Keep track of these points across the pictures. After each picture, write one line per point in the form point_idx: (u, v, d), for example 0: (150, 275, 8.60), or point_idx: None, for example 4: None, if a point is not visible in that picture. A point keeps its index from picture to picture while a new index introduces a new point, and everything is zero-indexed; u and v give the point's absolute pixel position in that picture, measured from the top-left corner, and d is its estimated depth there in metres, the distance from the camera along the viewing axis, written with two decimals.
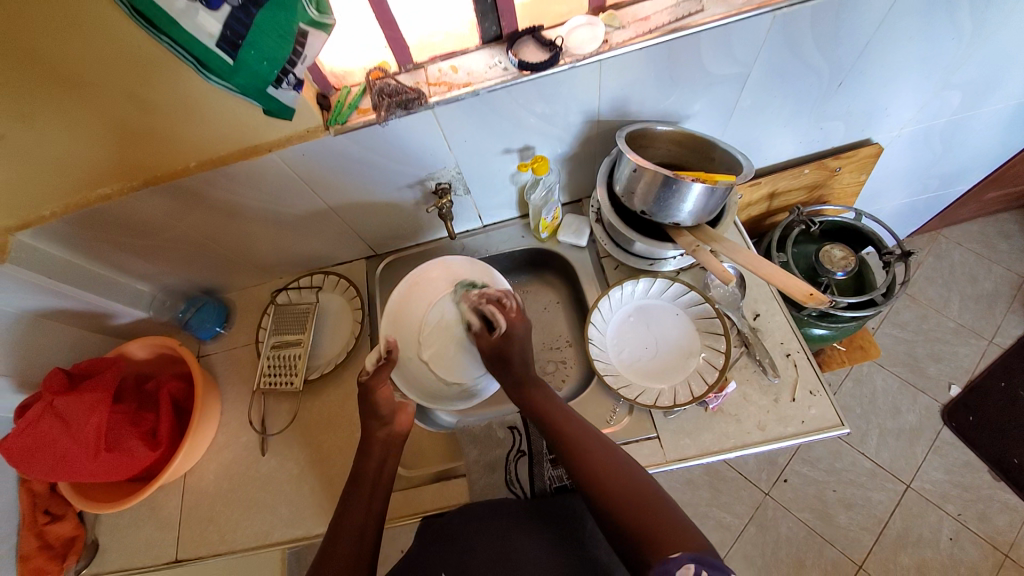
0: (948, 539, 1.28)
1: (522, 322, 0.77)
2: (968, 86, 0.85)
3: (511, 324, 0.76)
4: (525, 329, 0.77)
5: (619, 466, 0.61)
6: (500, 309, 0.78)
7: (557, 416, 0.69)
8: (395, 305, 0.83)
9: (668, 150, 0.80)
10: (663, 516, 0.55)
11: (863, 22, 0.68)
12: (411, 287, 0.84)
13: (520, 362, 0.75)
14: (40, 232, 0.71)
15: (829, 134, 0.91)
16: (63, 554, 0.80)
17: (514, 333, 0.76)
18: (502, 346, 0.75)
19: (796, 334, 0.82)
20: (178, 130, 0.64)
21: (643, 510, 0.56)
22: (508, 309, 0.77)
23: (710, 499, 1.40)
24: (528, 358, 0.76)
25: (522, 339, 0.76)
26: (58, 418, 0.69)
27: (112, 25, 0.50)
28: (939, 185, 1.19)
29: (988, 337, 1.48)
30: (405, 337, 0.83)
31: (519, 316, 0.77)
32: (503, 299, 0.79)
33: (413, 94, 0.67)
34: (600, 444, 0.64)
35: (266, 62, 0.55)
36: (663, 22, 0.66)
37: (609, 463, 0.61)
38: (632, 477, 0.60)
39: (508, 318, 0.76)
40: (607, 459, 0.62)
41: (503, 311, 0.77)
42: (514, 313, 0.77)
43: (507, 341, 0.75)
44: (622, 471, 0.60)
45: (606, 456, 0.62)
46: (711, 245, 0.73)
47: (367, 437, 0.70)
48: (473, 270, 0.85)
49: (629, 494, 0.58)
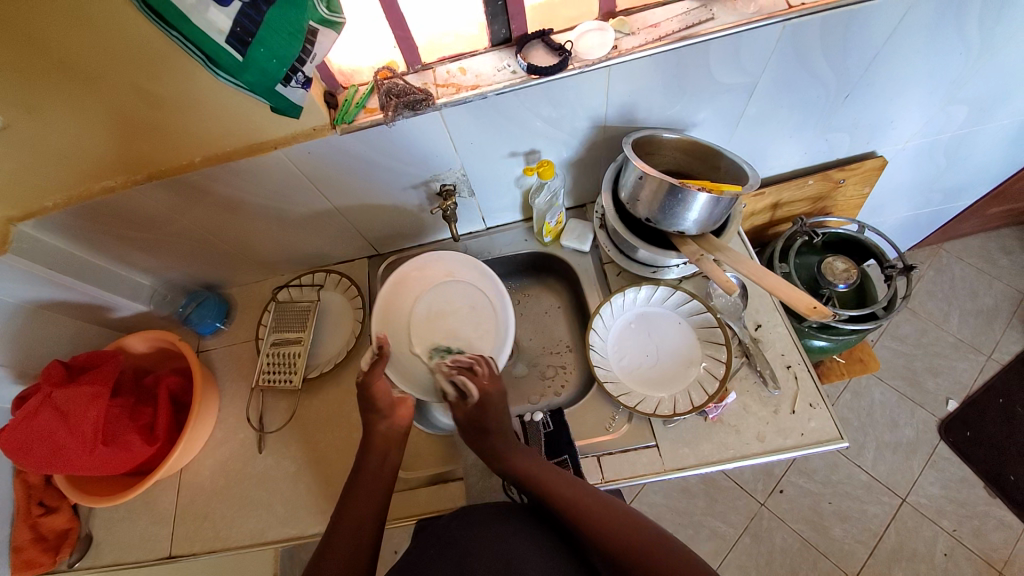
0: (943, 554, 1.28)
1: (497, 391, 0.73)
2: (974, 102, 0.85)
3: (483, 394, 0.72)
4: (501, 396, 0.73)
5: (624, 520, 0.61)
6: (471, 377, 0.74)
7: (549, 476, 0.66)
8: (382, 301, 0.82)
9: (674, 157, 0.79)
10: (679, 573, 0.55)
11: (872, 35, 0.68)
12: (399, 282, 0.85)
13: (497, 429, 0.70)
14: (42, 223, 0.71)
15: (834, 146, 0.91)
16: (57, 547, 0.80)
17: (489, 400, 0.72)
18: (478, 415, 0.71)
19: (797, 346, 0.82)
20: (184, 125, 0.64)
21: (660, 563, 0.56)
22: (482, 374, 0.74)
23: (705, 507, 1.40)
24: (506, 427, 0.71)
25: (499, 408, 0.72)
26: (55, 410, 0.69)
27: (121, 18, 0.50)
28: (942, 200, 1.19)
29: (987, 352, 1.48)
30: (395, 332, 0.83)
31: (494, 382, 0.73)
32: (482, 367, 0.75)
33: (421, 95, 0.67)
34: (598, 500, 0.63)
35: (275, 59, 0.55)
36: (673, 29, 0.66)
37: (611, 522, 0.60)
38: (637, 530, 0.60)
39: (479, 387, 0.72)
40: (611, 514, 0.61)
41: (475, 378, 0.73)
42: (483, 382, 0.73)
43: (481, 410, 0.71)
44: (628, 523, 0.60)
45: (612, 513, 0.61)
46: (715, 255, 0.72)
47: (369, 432, 0.70)
48: (463, 266, 0.88)
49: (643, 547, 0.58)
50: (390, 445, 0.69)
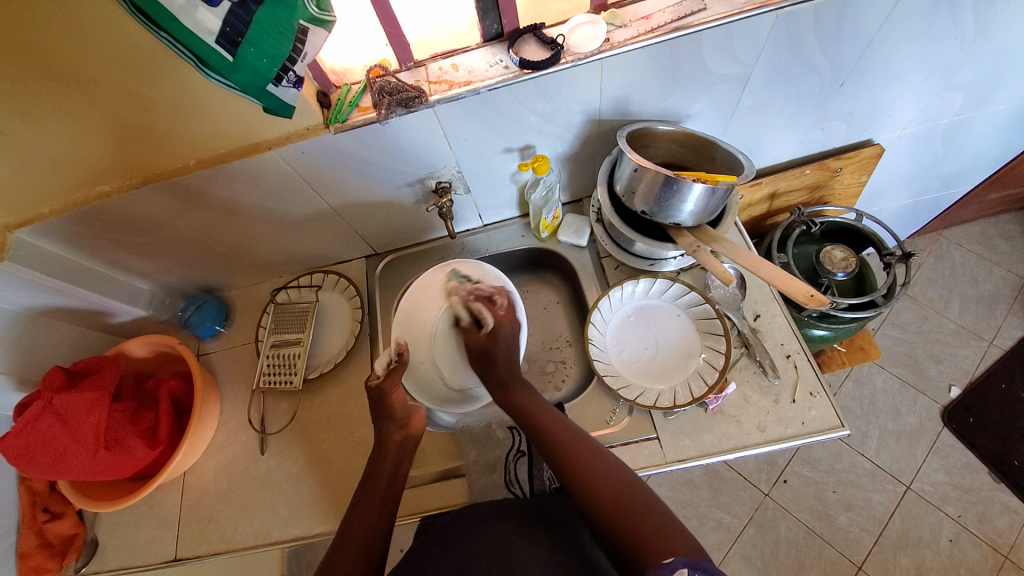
0: (948, 541, 1.28)
1: (511, 323, 0.75)
2: (970, 88, 0.85)
3: (500, 325, 0.74)
4: (513, 330, 0.75)
5: (634, 493, 0.57)
6: (489, 309, 0.75)
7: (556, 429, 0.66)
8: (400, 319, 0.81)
9: (669, 149, 0.79)
10: (663, 533, 0.52)
11: (865, 22, 0.68)
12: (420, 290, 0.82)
13: (504, 359, 0.73)
14: (39, 230, 0.71)
15: (830, 134, 0.91)
16: (63, 552, 0.80)
17: (501, 331, 0.74)
18: (488, 345, 0.73)
19: (797, 335, 0.82)
20: (177, 128, 0.64)
21: (652, 539, 0.52)
22: (500, 306, 0.75)
23: (709, 499, 1.40)
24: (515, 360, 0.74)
25: (508, 340, 0.74)
26: (57, 417, 0.69)
27: (110, 21, 0.50)
28: (940, 186, 1.19)
29: (988, 338, 1.48)
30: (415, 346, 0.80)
31: (508, 315, 0.75)
32: (499, 300, 0.76)
33: (414, 92, 0.66)
34: (614, 470, 0.60)
35: (266, 59, 0.54)
36: (665, 20, 0.66)
37: (617, 492, 0.57)
38: (642, 506, 0.56)
39: (495, 317, 0.74)
40: (622, 486, 0.58)
41: (493, 310, 0.75)
42: (500, 313, 0.75)
43: (493, 339, 0.73)
44: (634, 497, 0.57)
45: (621, 484, 0.58)
46: (712, 246, 0.72)
47: (385, 440, 0.70)
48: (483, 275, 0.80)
49: (641, 522, 0.54)
50: (406, 453, 0.69)
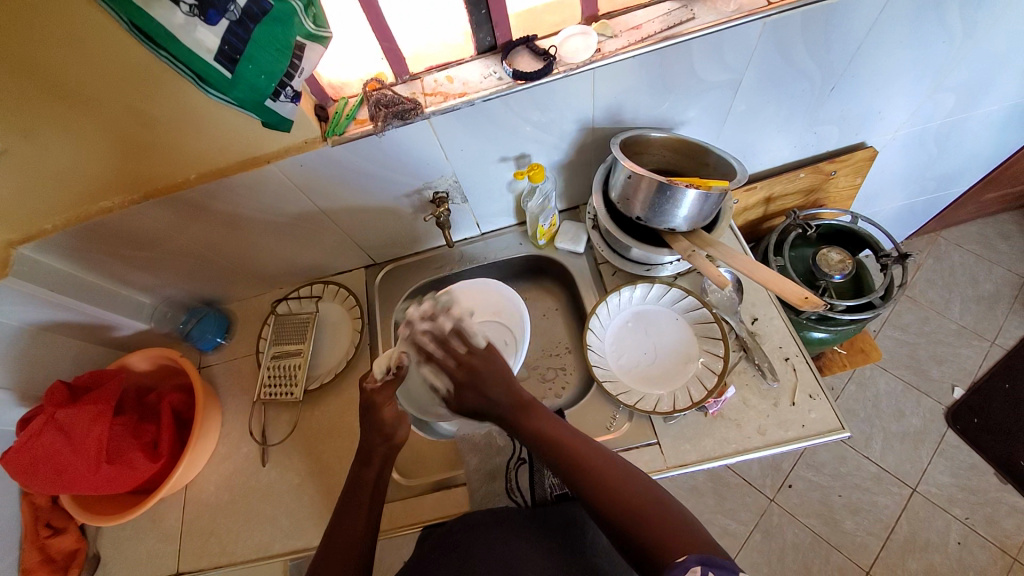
0: (956, 544, 1.27)
1: (468, 377, 0.66)
2: (960, 89, 0.86)
3: (452, 382, 0.67)
4: (483, 378, 0.66)
5: (645, 498, 0.56)
6: (443, 366, 0.67)
7: (559, 433, 0.64)
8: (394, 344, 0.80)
9: (663, 155, 0.80)
10: (672, 532, 0.52)
11: (854, 27, 0.69)
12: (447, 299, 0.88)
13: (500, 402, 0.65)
14: (42, 246, 0.72)
15: (823, 138, 0.92)
16: (65, 567, 0.80)
17: (465, 388, 0.66)
18: (465, 404, 0.67)
19: (795, 337, 0.82)
20: (177, 143, 0.65)
21: (672, 543, 0.51)
22: (456, 356, 0.67)
23: (715, 506, 1.39)
24: (502, 392, 0.65)
25: (482, 387, 0.65)
26: (59, 430, 0.69)
27: (113, 42, 0.52)
28: (935, 187, 1.19)
29: (991, 338, 1.48)
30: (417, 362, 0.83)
31: (461, 372, 0.66)
32: (456, 347, 0.67)
33: (409, 104, 0.68)
34: (624, 474, 0.59)
35: (264, 75, 0.56)
36: (655, 30, 0.67)
37: (634, 495, 0.56)
38: (651, 505, 0.55)
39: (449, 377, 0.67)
40: (638, 493, 0.57)
41: (444, 365, 0.67)
42: (455, 365, 0.67)
43: (463, 397, 0.67)
44: (650, 502, 0.56)
45: (631, 485, 0.58)
46: (707, 250, 0.73)
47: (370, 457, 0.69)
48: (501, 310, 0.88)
49: (654, 522, 0.54)
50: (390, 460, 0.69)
